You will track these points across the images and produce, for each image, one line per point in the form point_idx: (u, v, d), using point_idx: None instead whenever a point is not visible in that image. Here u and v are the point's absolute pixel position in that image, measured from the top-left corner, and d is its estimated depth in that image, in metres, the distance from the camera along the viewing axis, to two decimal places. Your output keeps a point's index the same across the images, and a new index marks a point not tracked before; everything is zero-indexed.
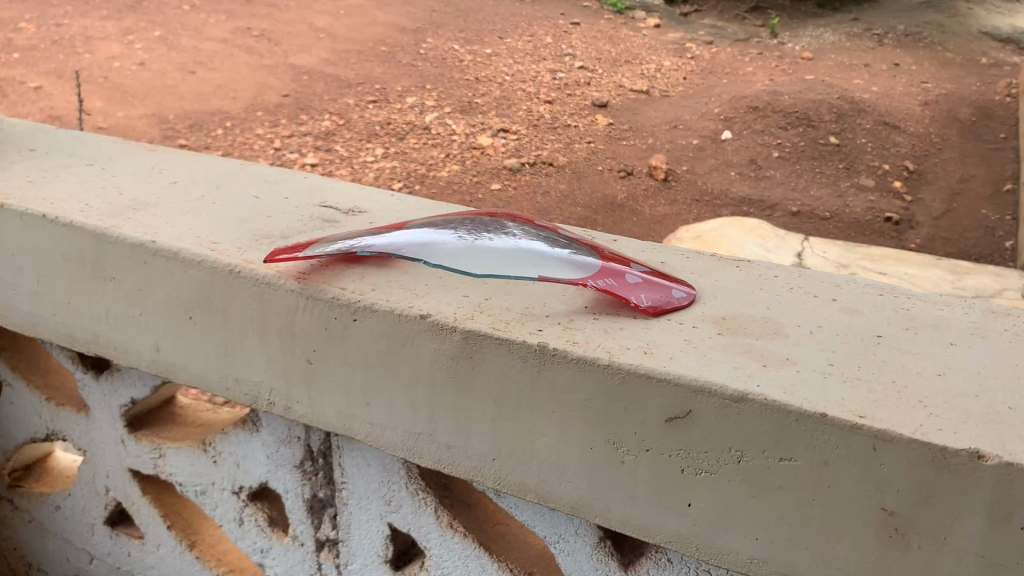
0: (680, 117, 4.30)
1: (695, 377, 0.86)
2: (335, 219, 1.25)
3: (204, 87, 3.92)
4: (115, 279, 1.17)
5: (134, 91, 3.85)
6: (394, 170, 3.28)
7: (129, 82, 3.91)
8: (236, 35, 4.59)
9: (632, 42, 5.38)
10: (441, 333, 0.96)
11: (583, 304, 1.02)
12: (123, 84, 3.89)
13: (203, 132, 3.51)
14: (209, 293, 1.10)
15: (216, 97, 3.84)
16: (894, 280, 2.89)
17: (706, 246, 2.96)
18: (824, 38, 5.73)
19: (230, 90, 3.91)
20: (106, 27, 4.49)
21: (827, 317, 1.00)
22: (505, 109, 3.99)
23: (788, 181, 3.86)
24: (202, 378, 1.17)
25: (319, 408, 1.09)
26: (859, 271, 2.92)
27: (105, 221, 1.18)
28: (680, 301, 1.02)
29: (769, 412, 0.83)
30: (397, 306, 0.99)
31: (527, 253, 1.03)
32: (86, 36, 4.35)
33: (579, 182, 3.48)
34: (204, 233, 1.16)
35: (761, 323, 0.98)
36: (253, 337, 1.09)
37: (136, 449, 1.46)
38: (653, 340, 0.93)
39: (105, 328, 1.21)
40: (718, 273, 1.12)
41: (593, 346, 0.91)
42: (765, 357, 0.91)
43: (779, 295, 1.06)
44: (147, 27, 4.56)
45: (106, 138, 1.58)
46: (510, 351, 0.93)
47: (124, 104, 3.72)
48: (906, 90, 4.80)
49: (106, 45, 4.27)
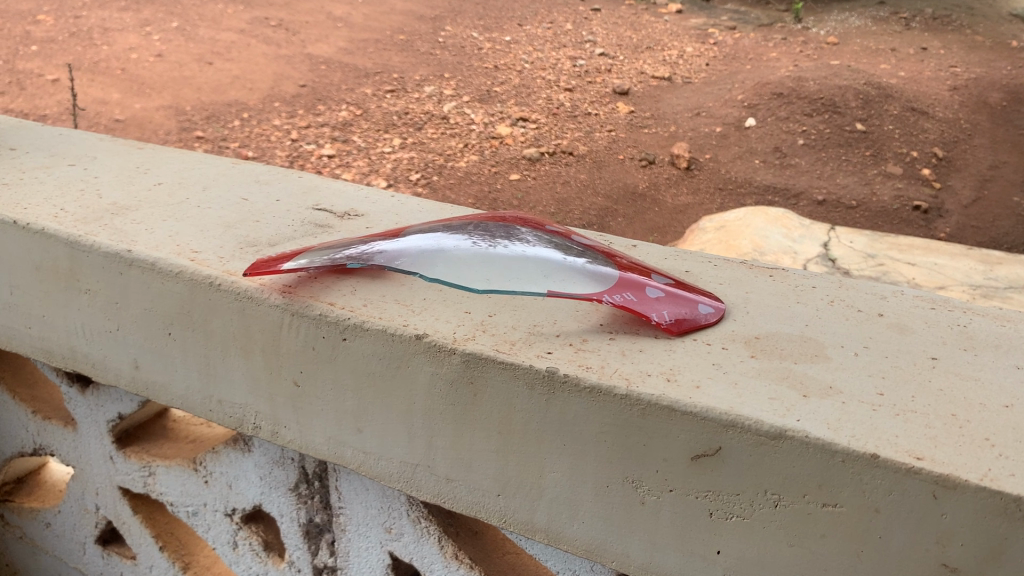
0: (703, 104, 4.16)
1: (725, 410, 0.75)
2: (329, 223, 1.15)
3: (221, 78, 3.82)
4: (91, 292, 1.08)
5: (151, 83, 3.74)
6: (412, 161, 3.17)
7: (146, 73, 3.81)
8: (254, 25, 4.48)
9: (653, 28, 5.23)
10: (439, 355, 0.86)
11: (598, 321, 0.91)
12: (140, 76, 3.79)
13: (220, 123, 3.40)
14: (188, 307, 1.01)
15: (233, 87, 3.73)
16: (924, 271, 2.74)
17: (729, 237, 2.81)
18: (849, 23, 5.55)
19: (247, 81, 3.81)
20: (124, 18, 4.39)
21: (875, 334, 0.89)
22: (524, 97, 3.86)
23: (814, 169, 3.72)
24: (184, 400, 1.07)
25: (309, 434, 0.99)
26: (887, 262, 2.78)
27: (80, 228, 1.09)
28: (707, 318, 0.91)
29: (812, 452, 0.72)
30: (391, 325, 0.89)
31: (535, 265, 0.92)
32: (104, 28, 4.26)
33: (599, 172, 3.34)
34: (186, 240, 1.06)
35: (799, 343, 0.87)
36: (236, 355, 1.00)
37: (126, 466, 1.37)
38: (676, 364, 0.83)
39: (82, 343, 1.12)
40: (749, 284, 1.01)
41: (609, 372, 0.81)
42: (805, 385, 0.80)
43: (819, 309, 0.94)
44: (164, 17, 4.46)
45: (92, 136, 1.49)
46: (515, 377, 0.83)
47: (141, 95, 3.62)
48: (934, 75, 4.63)
49: (124, 36, 4.18)
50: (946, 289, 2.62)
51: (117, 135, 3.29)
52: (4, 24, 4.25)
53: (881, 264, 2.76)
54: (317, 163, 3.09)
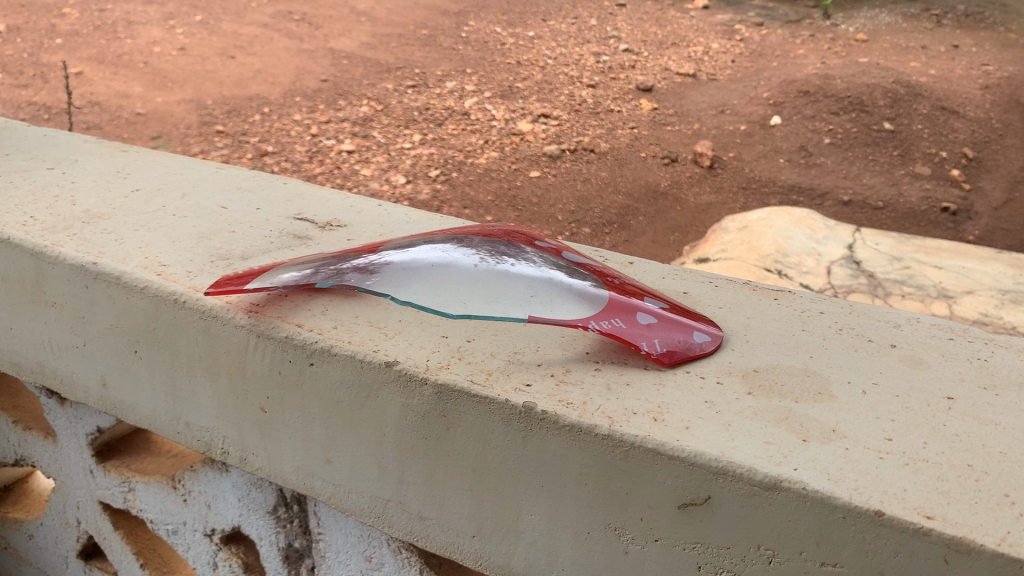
0: (727, 102, 4.06)
1: (716, 456, 0.68)
2: (309, 235, 1.10)
3: (243, 72, 3.76)
4: (56, 305, 1.02)
5: (173, 76, 3.66)
6: (431, 157, 3.11)
7: (168, 67, 3.73)
8: (278, 19, 4.40)
9: (679, 24, 5.13)
10: (411, 386, 0.79)
11: (584, 348, 0.84)
12: (163, 69, 3.71)
13: (241, 118, 3.34)
14: (153, 324, 0.95)
15: (255, 82, 3.67)
16: (951, 275, 2.63)
17: (751, 238, 2.72)
18: (879, 19, 5.41)
19: (268, 75, 3.74)
20: (148, 11, 4.28)
21: (887, 369, 0.82)
22: (546, 93, 3.79)
23: (840, 169, 3.61)
24: (153, 420, 1.02)
25: (277, 461, 0.93)
26: (913, 265, 2.67)
27: (47, 237, 1.03)
28: (703, 347, 0.84)
29: (809, 506, 0.65)
30: (360, 350, 0.82)
31: (519, 286, 0.85)
32: (128, 20, 4.15)
33: (621, 170, 3.28)
34: (155, 253, 1.01)
35: (802, 379, 0.80)
36: (203, 377, 0.94)
37: (106, 481, 1.31)
38: (665, 401, 0.75)
39: (50, 357, 1.07)
40: (752, 308, 0.93)
41: (592, 409, 0.73)
42: (806, 428, 0.72)
43: (826, 339, 0.87)
44: (188, 11, 4.35)
45: (74, 136, 1.44)
46: (490, 411, 0.76)
47: (163, 89, 3.54)
48: (966, 73, 4.49)
49: (148, 30, 4.07)
50: (974, 293, 2.51)
51: (138, 130, 3.22)
52: (27, 15, 4.10)
53: (907, 267, 2.65)
54: (337, 159, 3.04)
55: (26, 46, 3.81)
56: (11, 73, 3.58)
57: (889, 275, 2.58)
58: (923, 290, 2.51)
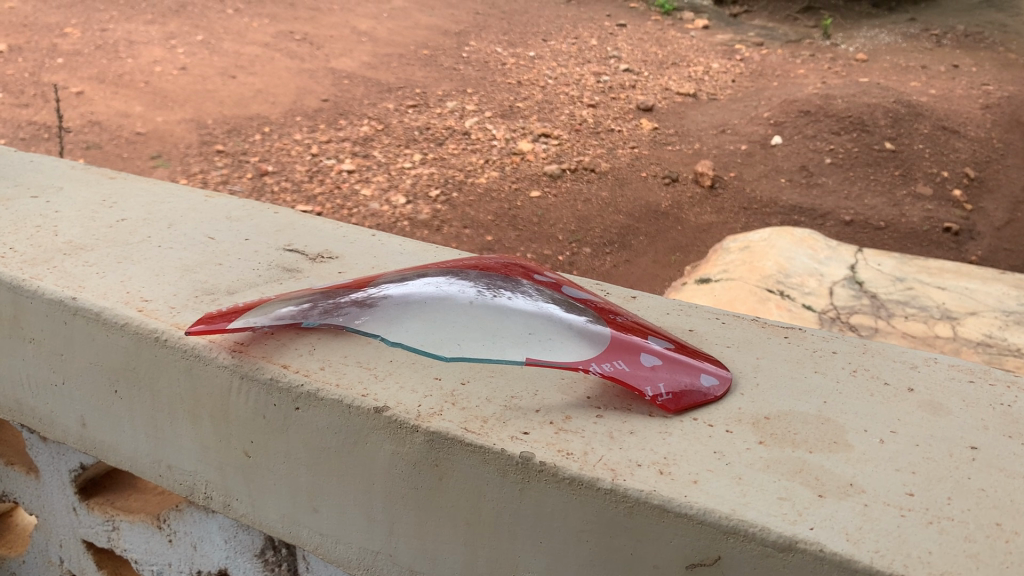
0: (728, 121, 4.03)
1: (726, 514, 0.63)
2: (298, 267, 1.06)
3: (244, 92, 3.72)
4: (34, 341, 0.98)
5: (174, 96, 3.63)
6: (432, 177, 3.08)
7: (169, 86, 3.70)
8: (279, 39, 4.38)
9: (679, 44, 5.11)
10: (401, 433, 0.75)
11: (585, 392, 0.80)
12: (163, 89, 3.68)
13: (241, 138, 3.30)
14: (134, 363, 0.91)
15: (256, 101, 3.63)
16: (954, 296, 2.58)
17: (753, 258, 2.68)
18: (879, 40, 5.39)
19: (269, 95, 3.71)
20: (150, 30, 4.25)
21: (904, 416, 0.77)
22: (547, 113, 3.76)
23: (841, 189, 3.57)
24: (134, 461, 0.98)
25: (261, 509, 0.89)
26: (916, 286, 2.62)
27: (27, 270, 0.99)
28: (710, 390, 0.79)
29: (827, 569, 0.61)
30: (347, 394, 0.78)
31: (516, 325, 0.81)
32: (130, 40, 4.12)
33: (622, 191, 3.25)
34: (137, 287, 0.97)
35: (815, 427, 0.75)
36: (184, 419, 0.90)
37: (89, 519, 1.26)
38: (672, 451, 0.71)
39: (29, 396, 1.02)
40: (762, 348, 0.89)
41: (593, 461, 0.69)
42: (822, 482, 0.68)
43: (840, 382, 0.82)
44: (190, 30, 4.34)
45: (60, 163, 1.40)
46: (485, 461, 0.71)
47: (163, 108, 3.51)
48: (966, 93, 4.47)
49: (149, 49, 4.05)
50: (978, 314, 2.46)
51: (139, 149, 3.18)
52: (29, 35, 4.07)
53: (910, 288, 2.60)
54: (337, 179, 3.00)
55: (27, 65, 3.78)
56: (11, 93, 3.54)
57: (891, 296, 2.53)
58: (926, 311, 2.46)
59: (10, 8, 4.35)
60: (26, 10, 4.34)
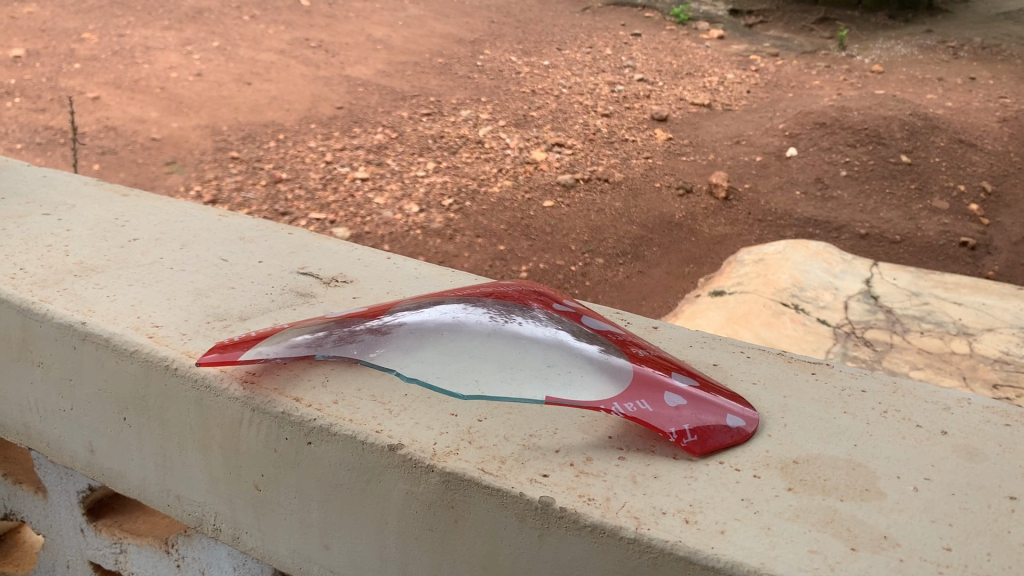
0: (743, 133, 4.00)
1: (755, 568, 0.61)
2: (313, 292, 1.04)
3: (259, 98, 3.72)
4: (43, 365, 0.96)
5: (190, 102, 3.63)
6: (445, 186, 3.06)
7: (185, 93, 3.70)
8: (295, 46, 4.38)
9: (694, 54, 5.08)
10: (416, 472, 0.73)
11: (607, 432, 0.77)
12: (179, 95, 3.68)
13: (256, 144, 3.29)
14: (142, 391, 0.89)
15: (271, 108, 3.63)
16: (971, 312, 2.53)
17: (767, 271, 2.64)
18: (895, 51, 5.35)
19: (284, 102, 3.70)
20: (166, 36, 4.26)
21: (938, 462, 0.74)
22: (561, 123, 3.74)
23: (856, 202, 3.52)
24: (142, 490, 0.96)
25: (271, 543, 0.86)
26: (932, 301, 2.57)
27: (37, 292, 0.97)
28: (736, 432, 0.76)
29: None
30: (361, 431, 0.76)
31: (534, 358, 0.79)
32: (146, 46, 4.12)
33: (635, 201, 3.22)
34: (149, 312, 0.95)
35: (845, 472, 0.72)
36: (194, 449, 0.88)
37: (96, 541, 1.24)
38: (698, 497, 0.68)
39: (36, 420, 1.01)
40: (789, 385, 0.86)
41: (616, 507, 0.66)
42: (854, 534, 0.65)
43: (870, 424, 0.80)
44: (206, 36, 4.34)
45: (73, 179, 1.38)
46: (503, 505, 0.69)
47: (179, 114, 3.50)
48: (983, 106, 4.42)
49: (166, 55, 4.05)
50: (995, 330, 2.41)
51: (154, 155, 3.18)
52: (47, 40, 4.08)
53: (925, 303, 2.56)
54: (351, 187, 2.99)
55: (45, 70, 3.78)
56: (29, 98, 3.54)
57: (907, 311, 2.49)
58: (942, 327, 2.42)
59: (29, 12, 4.36)
60: (44, 15, 4.34)
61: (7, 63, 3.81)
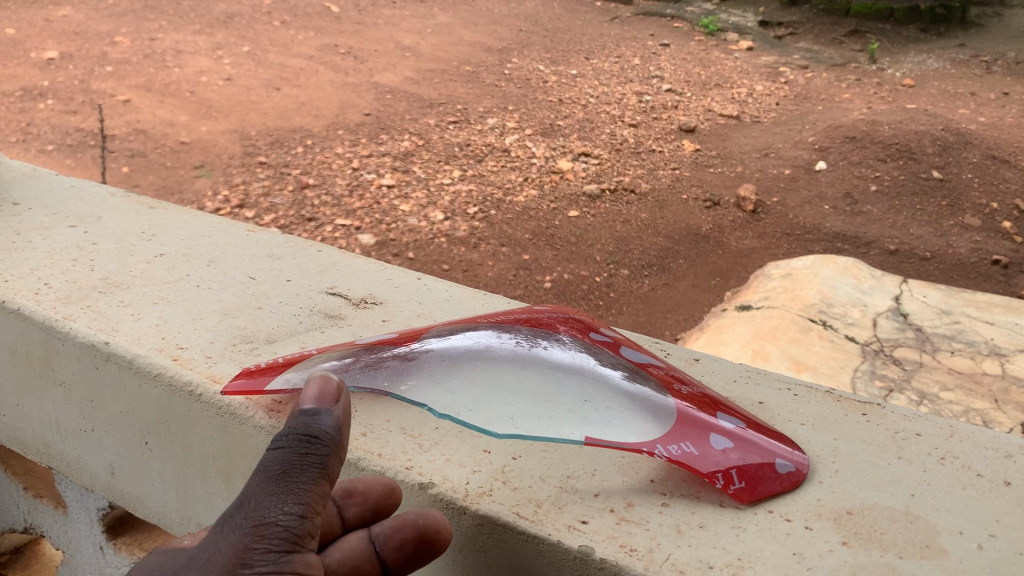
0: (772, 145, 3.95)
1: None
2: (341, 314, 1.01)
3: (288, 104, 3.71)
4: (64, 384, 0.94)
5: (219, 106, 3.63)
6: (470, 194, 3.03)
7: (214, 97, 3.70)
8: (324, 52, 4.38)
9: (724, 65, 5.03)
10: (448, 513, 0.69)
11: (648, 475, 0.73)
12: (209, 99, 3.68)
13: (283, 149, 3.28)
14: (165, 416, 0.86)
15: (299, 114, 3.62)
16: (1004, 331, 2.45)
17: (795, 286, 2.58)
18: (926, 65, 5.27)
19: (313, 108, 3.70)
20: (197, 41, 4.27)
21: (1003, 517, 0.70)
22: (588, 132, 3.71)
23: (885, 218, 3.44)
24: (163, 516, 0.93)
25: None
26: (963, 321, 2.50)
27: (60, 309, 0.95)
28: (786, 477, 0.72)
29: None
30: (390, 467, 0.72)
31: (572, 392, 0.75)
32: (177, 49, 4.13)
33: (661, 212, 3.18)
34: (174, 332, 0.92)
35: (904, 526, 0.68)
36: (216, 478, 0.85)
37: (115, 560, 1.22)
38: (747, 551, 0.64)
39: (57, 440, 0.98)
40: (838, 426, 0.82)
41: (659, 560, 0.63)
42: None
43: (928, 472, 0.75)
44: (236, 41, 4.35)
45: (101, 189, 1.37)
46: (540, 552, 0.65)
47: (208, 118, 3.50)
48: (1017, 121, 4.33)
49: (196, 59, 4.06)
50: None
51: (182, 158, 3.18)
52: (80, 42, 4.10)
53: (956, 322, 2.48)
54: (376, 194, 2.96)
55: (77, 72, 3.80)
56: (61, 100, 3.56)
57: (937, 330, 2.41)
58: (973, 346, 2.34)
59: (63, 15, 4.38)
60: (78, 18, 4.37)
61: (41, 66, 3.83)
